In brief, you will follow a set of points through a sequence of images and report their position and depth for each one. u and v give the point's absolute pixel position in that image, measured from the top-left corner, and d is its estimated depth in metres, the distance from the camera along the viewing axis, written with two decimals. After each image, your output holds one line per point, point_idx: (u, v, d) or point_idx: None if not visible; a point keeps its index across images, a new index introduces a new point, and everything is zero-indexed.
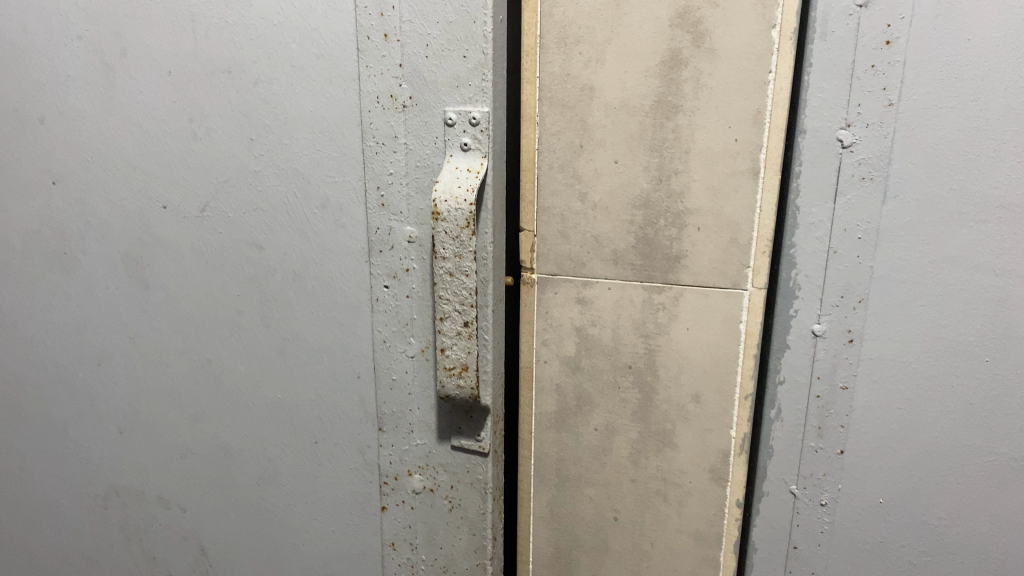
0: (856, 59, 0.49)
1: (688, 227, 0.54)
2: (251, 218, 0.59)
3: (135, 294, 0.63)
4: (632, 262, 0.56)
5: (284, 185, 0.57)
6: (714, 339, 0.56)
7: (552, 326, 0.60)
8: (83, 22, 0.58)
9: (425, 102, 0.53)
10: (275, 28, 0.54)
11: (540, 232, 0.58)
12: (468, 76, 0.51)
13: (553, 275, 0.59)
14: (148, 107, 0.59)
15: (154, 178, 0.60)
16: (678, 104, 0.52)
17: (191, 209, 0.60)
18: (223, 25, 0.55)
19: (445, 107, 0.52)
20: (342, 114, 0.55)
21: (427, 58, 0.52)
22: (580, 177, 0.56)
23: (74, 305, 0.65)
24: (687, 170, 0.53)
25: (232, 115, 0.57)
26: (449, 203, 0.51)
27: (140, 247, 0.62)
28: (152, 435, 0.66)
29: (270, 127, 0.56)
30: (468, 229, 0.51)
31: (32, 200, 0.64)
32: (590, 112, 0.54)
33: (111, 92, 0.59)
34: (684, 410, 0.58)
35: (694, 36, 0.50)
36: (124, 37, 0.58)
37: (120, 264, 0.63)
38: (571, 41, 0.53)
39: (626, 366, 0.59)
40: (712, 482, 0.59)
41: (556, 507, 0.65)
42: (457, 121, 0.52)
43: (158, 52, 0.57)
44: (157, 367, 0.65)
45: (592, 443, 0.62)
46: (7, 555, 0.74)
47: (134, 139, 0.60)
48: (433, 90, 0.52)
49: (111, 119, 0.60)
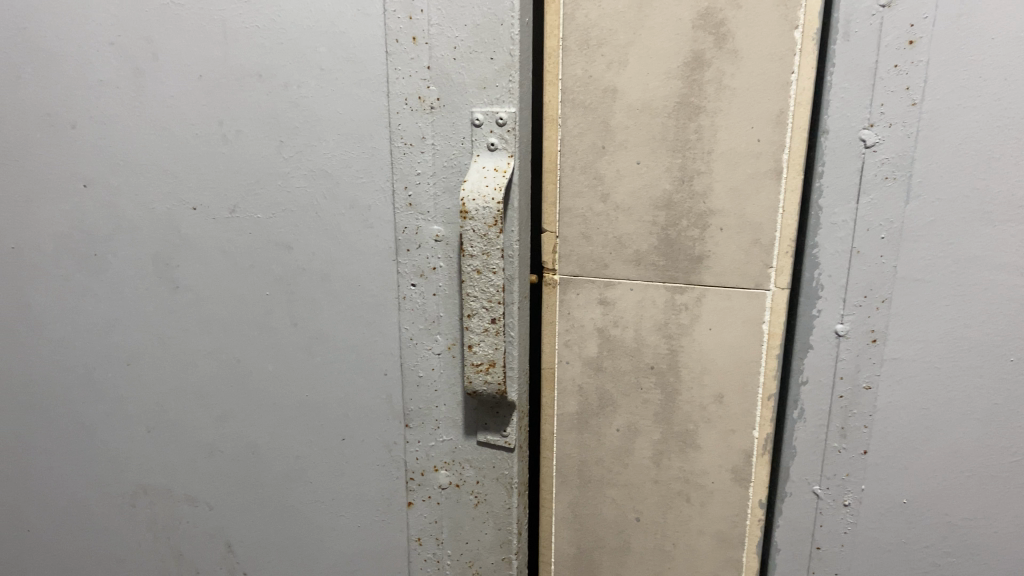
0: (879, 59, 0.49)
1: (711, 227, 0.54)
2: (280, 219, 0.59)
3: (163, 293, 0.63)
4: (654, 263, 0.56)
5: (312, 186, 0.58)
6: (737, 340, 0.56)
7: (574, 327, 0.60)
8: (113, 27, 0.58)
9: (452, 104, 0.54)
10: (305, 32, 0.55)
11: (562, 233, 0.59)
12: (495, 77, 0.52)
13: (575, 276, 0.59)
14: (178, 111, 0.59)
15: (183, 181, 0.60)
16: (701, 105, 0.52)
17: (222, 210, 0.60)
18: (253, 29, 0.56)
19: (472, 108, 0.53)
20: (370, 117, 0.56)
21: (454, 59, 0.53)
22: (602, 178, 0.56)
23: (103, 306, 0.65)
24: (709, 171, 0.53)
25: (262, 118, 0.58)
26: (476, 202, 0.52)
27: (170, 247, 0.62)
28: (178, 435, 0.66)
29: (299, 129, 0.57)
30: (496, 227, 0.52)
31: (61, 203, 0.63)
32: (612, 113, 0.54)
33: (141, 97, 0.59)
34: (707, 410, 0.58)
35: (716, 37, 0.51)
36: (155, 42, 0.58)
37: (150, 265, 0.63)
38: (594, 43, 0.54)
39: (648, 367, 0.59)
40: (734, 482, 0.59)
41: (578, 508, 0.65)
42: (485, 122, 0.53)
43: (189, 57, 0.57)
44: (185, 367, 0.64)
45: (615, 444, 0.62)
46: (29, 557, 0.73)
47: (165, 142, 0.60)
48: (460, 92, 0.54)
49: (141, 123, 0.60)
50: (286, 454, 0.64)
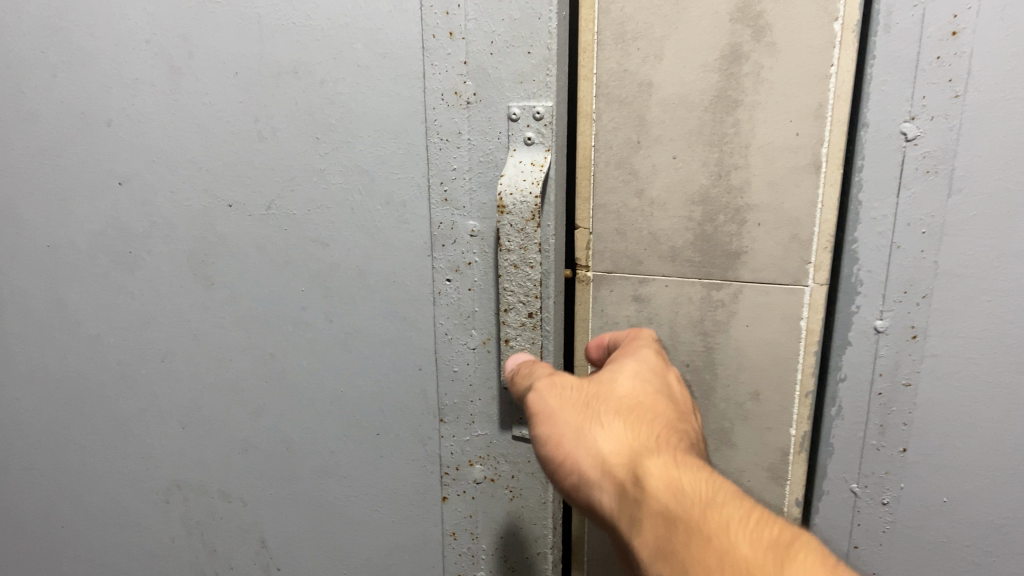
0: (921, 51, 0.49)
1: (748, 221, 0.54)
2: (315, 215, 0.59)
3: (198, 291, 0.63)
4: (690, 259, 0.56)
5: (348, 182, 0.58)
6: (775, 336, 0.56)
7: (608, 324, 0.60)
8: (150, 26, 0.58)
9: (488, 99, 0.54)
10: (341, 29, 0.55)
11: (596, 229, 0.59)
12: (532, 71, 0.52)
13: (609, 273, 0.59)
14: (213, 109, 0.59)
15: (218, 178, 0.60)
16: (739, 99, 0.52)
17: (257, 207, 0.60)
18: (289, 26, 0.55)
19: (508, 103, 0.53)
20: (407, 113, 0.55)
21: (492, 54, 0.53)
22: (637, 173, 0.56)
23: (138, 303, 0.65)
24: (747, 165, 0.53)
25: (298, 114, 0.57)
26: (514, 196, 0.52)
27: (205, 245, 0.62)
28: (213, 432, 0.66)
29: (335, 126, 0.57)
30: (534, 222, 0.52)
31: (97, 201, 0.63)
32: (648, 108, 0.54)
33: (177, 94, 0.59)
34: (743, 408, 0.58)
35: (754, 30, 0.50)
36: (191, 40, 0.58)
37: (185, 263, 0.63)
38: (629, 36, 0.53)
39: (683, 365, 0.59)
40: (771, 480, 0.59)
41: None
42: (521, 116, 0.53)
43: (225, 54, 0.57)
44: (220, 364, 0.65)
45: None
46: (64, 552, 0.73)
47: (200, 140, 0.60)
48: (497, 86, 0.53)
49: (176, 120, 0.60)
50: (320, 449, 0.64)
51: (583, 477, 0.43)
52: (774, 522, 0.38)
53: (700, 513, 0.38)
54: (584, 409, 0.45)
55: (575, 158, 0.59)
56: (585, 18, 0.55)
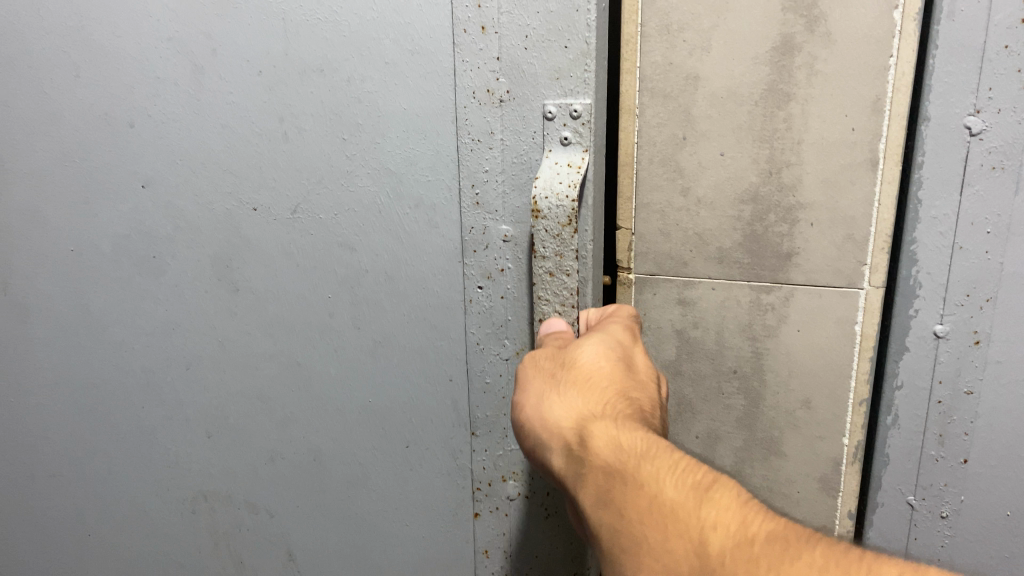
0: (987, 40, 0.45)
1: (801, 221, 0.51)
2: (343, 219, 0.57)
3: (224, 297, 0.62)
4: (738, 261, 0.53)
5: (376, 185, 0.56)
6: (828, 342, 0.53)
7: (651, 328, 0.57)
8: (173, 23, 0.56)
9: (523, 96, 0.51)
10: (367, 24, 0.52)
11: (638, 230, 0.56)
12: (569, 67, 0.49)
13: (653, 275, 0.56)
14: (238, 109, 0.57)
15: (242, 181, 0.58)
16: (791, 92, 0.49)
17: (282, 211, 0.58)
18: (314, 21, 0.53)
19: (545, 101, 0.50)
20: (435, 111, 0.53)
21: (526, 49, 0.50)
22: (683, 171, 0.53)
23: (163, 308, 0.64)
24: (800, 162, 0.50)
25: (324, 114, 0.55)
26: (550, 200, 0.49)
27: (230, 250, 0.60)
28: (241, 440, 0.65)
29: (362, 126, 0.55)
30: (569, 227, 0.49)
31: (120, 204, 0.62)
32: (694, 102, 0.52)
33: (201, 96, 0.58)
34: (794, 416, 0.55)
35: (808, 20, 0.47)
36: (214, 38, 0.56)
37: (209, 268, 0.61)
38: (674, 27, 0.51)
39: (730, 371, 0.56)
40: (822, 492, 0.56)
41: None
42: (558, 115, 0.50)
43: (248, 52, 0.55)
44: (246, 370, 0.63)
45: (694, 451, 0.59)
46: (90, 559, 0.72)
47: (224, 142, 0.58)
48: (532, 83, 0.50)
49: (199, 120, 0.58)
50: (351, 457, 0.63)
51: (539, 442, 0.42)
52: (705, 470, 0.36)
53: (634, 461, 0.36)
54: (551, 374, 0.43)
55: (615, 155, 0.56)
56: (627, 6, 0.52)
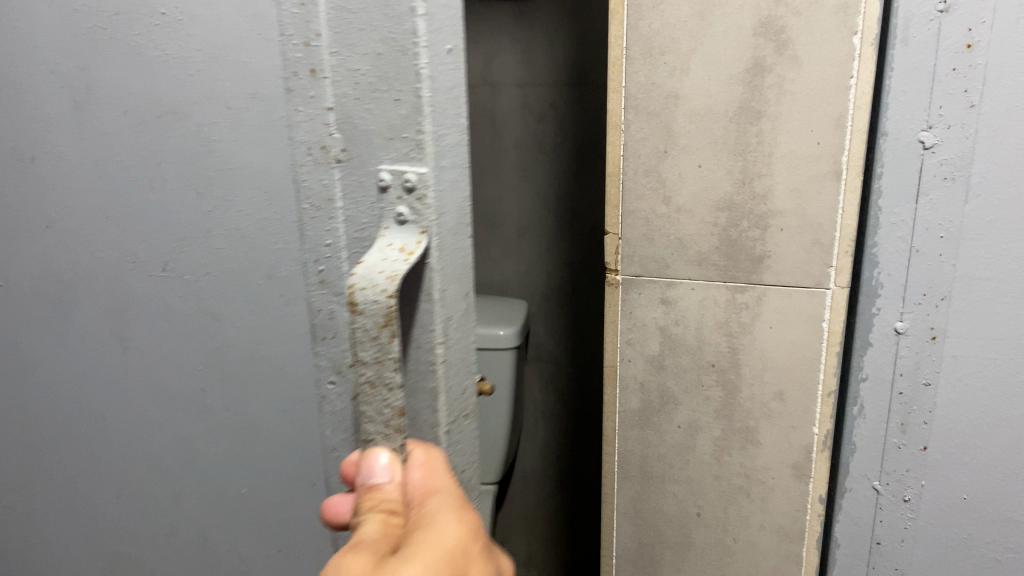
0: (937, 63, 0.50)
1: (773, 227, 0.56)
2: (209, 282, 0.55)
3: (116, 355, 0.60)
4: (715, 264, 0.58)
5: (232, 250, 0.54)
6: (798, 338, 0.58)
7: (636, 325, 0.62)
8: (53, 52, 0.52)
9: (358, 156, 0.30)
10: (203, 63, 0.50)
11: (625, 236, 0.61)
12: (399, 123, 0.29)
13: (638, 276, 0.61)
14: (121, 147, 0.53)
15: (122, 233, 0.55)
16: (762, 109, 0.54)
17: (157, 267, 0.56)
18: (165, 57, 0.50)
19: (375, 162, 0.29)
20: (278, 172, 0.52)
21: (354, 88, 0.29)
22: (665, 181, 0.58)
23: (67, 357, 0.61)
24: (770, 173, 0.55)
25: (184, 164, 0.53)
26: (361, 296, 0.27)
27: (119, 307, 0.58)
28: (136, 508, 0.65)
29: (213, 178, 0.53)
30: (389, 330, 0.27)
31: (32, 241, 0.58)
32: (675, 118, 0.56)
33: (84, 134, 0.54)
34: (768, 407, 0.60)
35: (777, 44, 0.52)
36: (90, 71, 0.52)
37: (109, 328, 0.59)
38: (657, 51, 0.56)
39: (709, 365, 0.61)
40: (795, 478, 0.61)
41: (640, 504, 0.67)
42: (393, 181, 0.29)
43: (119, 89, 0.52)
44: (140, 437, 0.62)
45: (676, 441, 0.64)
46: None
47: (105, 184, 0.55)
48: (366, 134, 0.29)
49: (84, 164, 0.55)
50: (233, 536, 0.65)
51: None
52: None
53: None
54: None
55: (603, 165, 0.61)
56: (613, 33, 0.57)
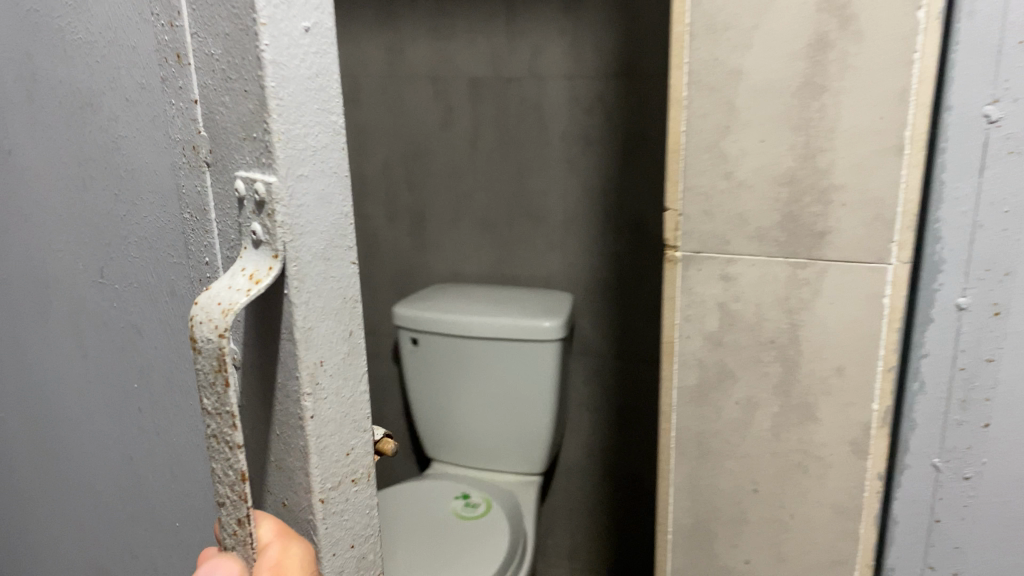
0: (1005, 36, 0.50)
1: (835, 204, 0.56)
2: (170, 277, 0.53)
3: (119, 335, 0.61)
4: (776, 239, 0.59)
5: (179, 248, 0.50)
6: (858, 314, 0.58)
7: (695, 302, 0.63)
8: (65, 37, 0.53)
9: (223, 166, 0.41)
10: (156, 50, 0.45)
11: (685, 211, 0.61)
12: (250, 130, 0.37)
13: (698, 252, 0.62)
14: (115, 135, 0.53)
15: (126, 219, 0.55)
16: (824, 84, 0.54)
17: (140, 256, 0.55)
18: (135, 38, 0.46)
19: (236, 178, 0.39)
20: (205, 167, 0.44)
21: (223, 110, 0.39)
22: (726, 156, 0.59)
23: (89, 326, 0.64)
24: (832, 148, 0.55)
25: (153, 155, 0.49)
26: (203, 327, 0.37)
27: (121, 291, 0.58)
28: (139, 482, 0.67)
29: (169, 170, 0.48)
30: (222, 370, 0.37)
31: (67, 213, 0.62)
32: (736, 94, 0.57)
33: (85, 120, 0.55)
34: (827, 383, 0.60)
35: (841, 19, 0.52)
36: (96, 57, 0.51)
37: (115, 305, 0.59)
38: (719, 28, 0.56)
39: (769, 341, 0.61)
40: (853, 455, 0.61)
41: (696, 480, 0.67)
42: (248, 199, 0.39)
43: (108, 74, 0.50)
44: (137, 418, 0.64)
45: (734, 416, 0.64)
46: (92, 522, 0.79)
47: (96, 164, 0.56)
48: (233, 157, 0.39)
49: (79, 144, 0.57)
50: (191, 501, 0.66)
51: None
52: None
53: None
54: None
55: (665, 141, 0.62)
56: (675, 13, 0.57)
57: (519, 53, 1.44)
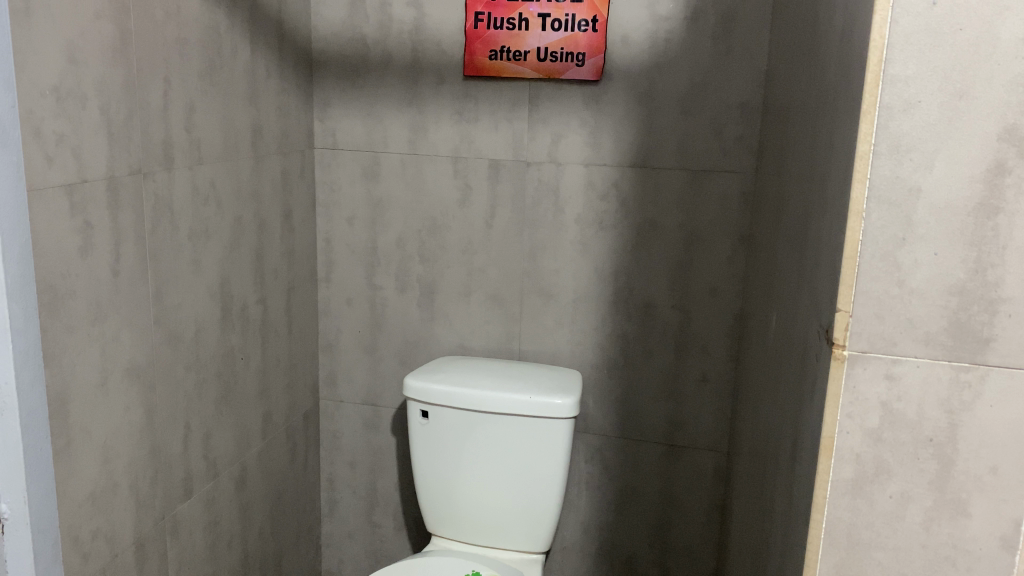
0: None
1: (1001, 309, 0.93)
2: None
3: None
4: (940, 345, 0.95)
5: None
6: (1013, 414, 0.94)
7: (860, 396, 0.98)
8: None
9: None
10: None
11: (854, 312, 0.96)
12: None
13: (865, 352, 0.97)
14: None
15: None
16: (998, 206, 0.90)
17: None
18: None
19: None
20: None
21: None
22: (900, 266, 0.93)
23: None
24: (1001, 264, 0.91)
25: None
26: None
27: None
28: None
29: None
30: None
31: None
32: (917, 208, 0.92)
33: None
34: (984, 438, 0.96)
35: (1002, 172, 0.89)
36: None
37: None
38: (903, 150, 0.91)
39: (955, 412, 0.96)
40: (1012, 502, 0.96)
41: (898, 520, 1.00)
42: None
43: None
44: None
45: (932, 469, 0.98)
46: None
47: None
48: None
49: None
50: None
51: None
52: None
53: None
54: None
55: (842, 252, 0.95)
56: (861, 174, 0.92)
57: (540, 140, 2.05)
